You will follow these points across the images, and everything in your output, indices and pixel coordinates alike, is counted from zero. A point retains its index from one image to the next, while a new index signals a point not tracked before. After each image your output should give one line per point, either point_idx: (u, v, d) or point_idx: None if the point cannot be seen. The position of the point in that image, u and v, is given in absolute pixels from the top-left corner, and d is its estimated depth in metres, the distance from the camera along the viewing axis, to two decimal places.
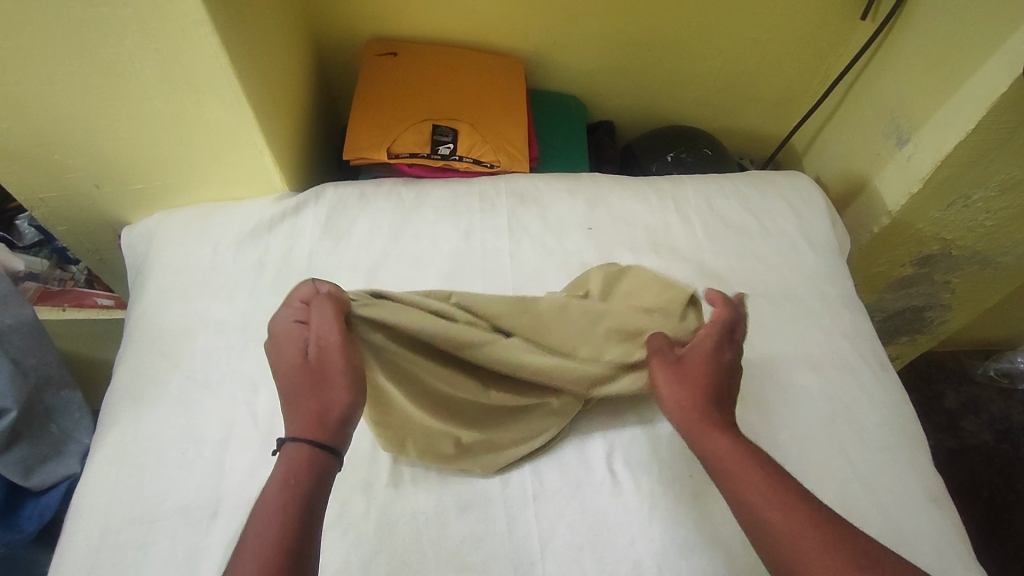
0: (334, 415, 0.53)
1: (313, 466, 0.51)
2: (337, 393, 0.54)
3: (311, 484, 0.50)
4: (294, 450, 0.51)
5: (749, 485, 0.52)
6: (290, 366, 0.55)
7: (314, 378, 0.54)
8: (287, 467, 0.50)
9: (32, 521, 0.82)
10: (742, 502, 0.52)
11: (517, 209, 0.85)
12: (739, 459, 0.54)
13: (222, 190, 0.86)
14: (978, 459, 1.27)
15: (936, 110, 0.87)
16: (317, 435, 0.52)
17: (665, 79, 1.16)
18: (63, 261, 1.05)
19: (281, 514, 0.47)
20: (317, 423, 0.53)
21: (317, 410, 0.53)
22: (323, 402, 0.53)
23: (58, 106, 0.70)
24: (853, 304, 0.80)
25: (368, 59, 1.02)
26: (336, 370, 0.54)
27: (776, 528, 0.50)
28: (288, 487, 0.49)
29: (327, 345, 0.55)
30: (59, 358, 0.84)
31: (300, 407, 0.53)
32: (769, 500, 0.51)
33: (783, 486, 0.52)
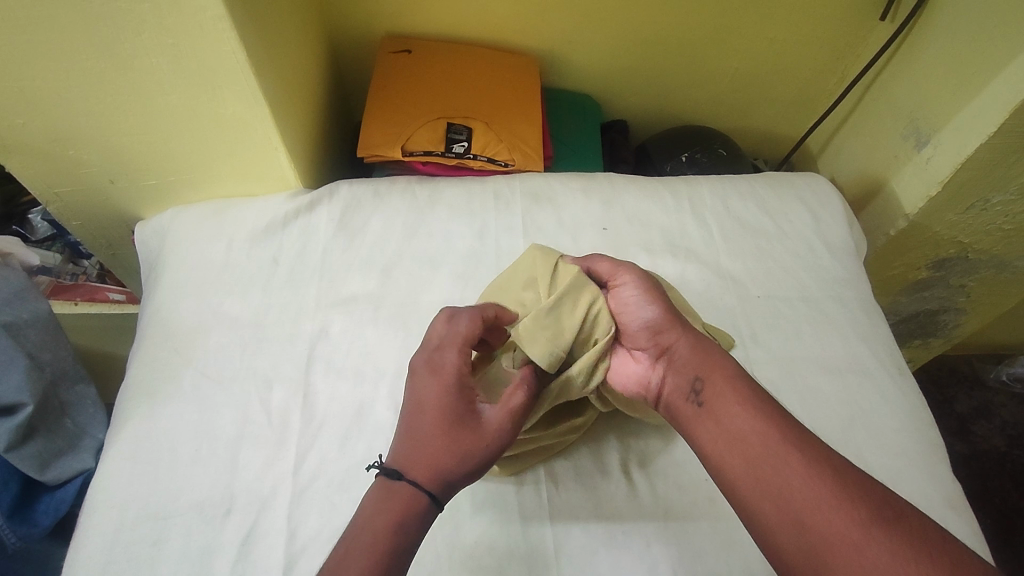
0: (453, 489, 0.54)
1: (421, 521, 0.52)
2: (469, 472, 0.54)
3: (415, 538, 0.51)
4: (411, 496, 0.52)
5: (757, 426, 0.52)
6: (449, 414, 0.55)
7: (469, 442, 0.54)
8: (400, 511, 0.51)
9: (47, 515, 0.82)
10: (745, 439, 0.52)
11: (531, 208, 0.85)
12: (746, 400, 0.54)
13: (236, 186, 0.86)
14: (989, 464, 1.26)
15: (958, 113, 0.86)
16: (435, 496, 0.53)
17: (680, 78, 1.15)
18: (76, 256, 1.06)
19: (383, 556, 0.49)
20: (438, 483, 0.53)
21: (444, 475, 0.53)
22: (453, 470, 0.53)
23: (75, 100, 0.70)
24: (871, 308, 0.80)
25: (382, 56, 1.02)
26: (484, 452, 0.54)
27: (786, 468, 0.49)
28: (396, 532, 0.50)
29: (497, 429, 0.55)
30: (73, 353, 0.85)
31: (436, 458, 0.54)
32: (778, 440, 0.50)
33: (796, 431, 0.51)
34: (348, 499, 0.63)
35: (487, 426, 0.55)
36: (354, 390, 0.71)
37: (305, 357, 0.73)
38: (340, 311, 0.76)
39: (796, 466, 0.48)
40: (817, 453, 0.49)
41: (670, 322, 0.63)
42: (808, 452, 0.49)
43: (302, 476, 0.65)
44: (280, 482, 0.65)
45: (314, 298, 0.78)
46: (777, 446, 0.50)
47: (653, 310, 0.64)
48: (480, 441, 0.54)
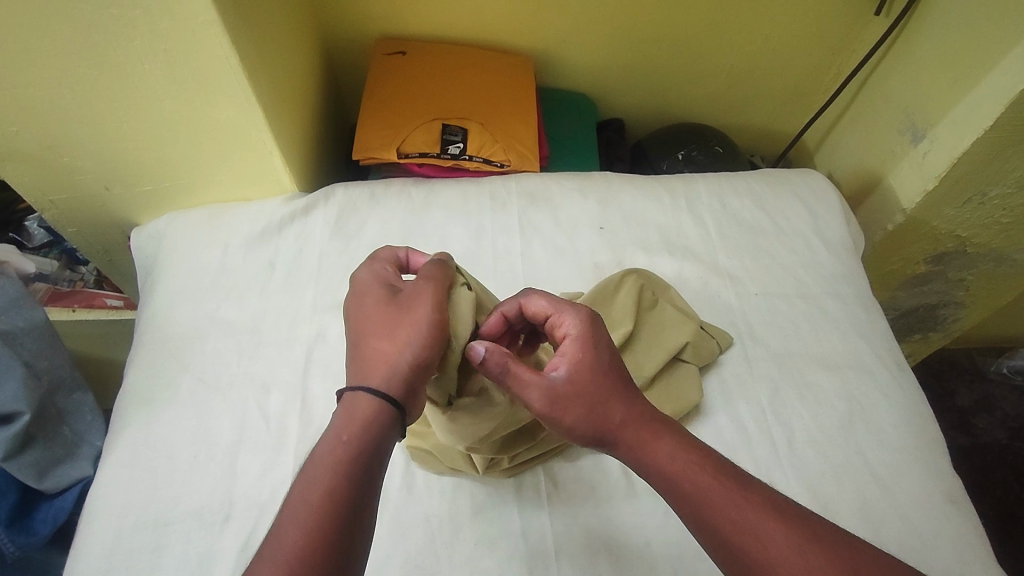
0: (406, 369, 0.52)
1: (374, 422, 0.50)
2: (413, 345, 0.53)
3: (369, 447, 0.48)
4: (361, 397, 0.51)
5: (716, 507, 0.48)
6: (372, 311, 0.56)
7: (395, 320, 0.55)
8: (346, 422, 0.49)
9: (46, 524, 0.82)
10: (711, 526, 0.48)
11: (528, 209, 0.85)
12: (699, 479, 0.49)
13: (232, 190, 0.86)
14: (990, 457, 1.26)
15: (953, 107, 0.86)
16: (386, 383, 0.51)
17: (675, 76, 1.15)
18: (74, 262, 1.06)
19: (331, 475, 0.46)
20: (387, 368, 0.52)
21: (390, 358, 0.52)
22: (395, 349, 0.53)
23: (67, 107, 0.70)
24: (869, 304, 0.79)
25: (376, 58, 1.02)
26: (419, 321, 0.54)
27: (758, 554, 0.46)
28: (341, 445, 0.48)
29: (421, 298, 0.55)
30: (70, 360, 0.84)
31: (373, 352, 0.53)
32: (739, 524, 0.47)
33: (757, 504, 0.48)
34: None
35: (409, 302, 0.56)
36: None
37: (303, 361, 0.73)
38: (337, 315, 0.76)
39: (770, 553, 0.45)
40: (784, 525, 0.46)
41: (602, 431, 0.53)
42: (775, 530, 0.46)
43: None
44: (279, 487, 0.65)
45: (311, 302, 0.77)
46: (744, 531, 0.47)
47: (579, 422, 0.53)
48: (408, 315, 0.55)
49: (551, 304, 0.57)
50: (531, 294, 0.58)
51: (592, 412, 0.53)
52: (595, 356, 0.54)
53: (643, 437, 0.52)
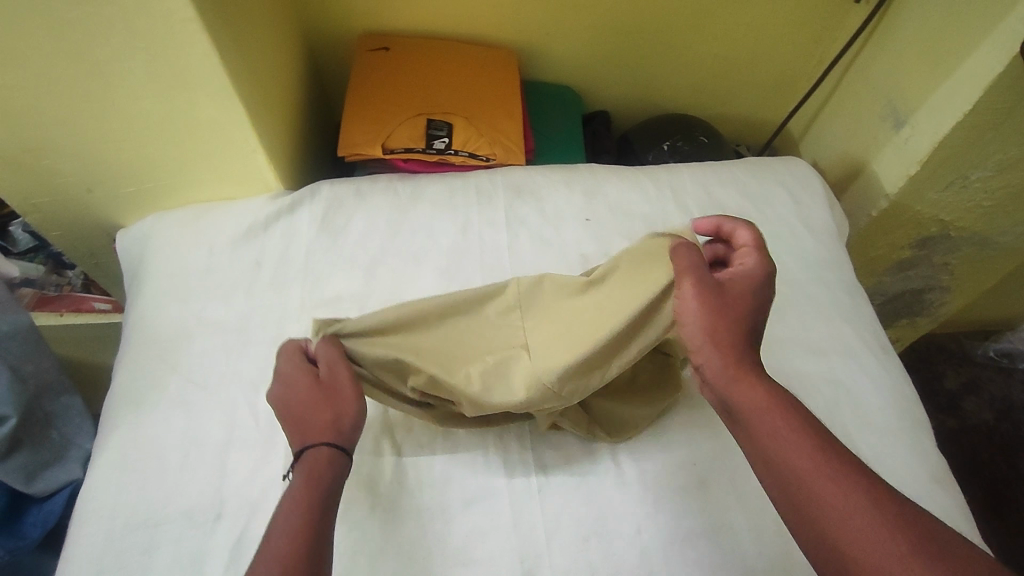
0: (350, 429, 0.57)
1: (330, 470, 0.54)
2: (351, 408, 0.58)
3: (327, 485, 0.53)
4: (312, 456, 0.54)
5: (799, 457, 0.48)
6: (302, 385, 0.59)
7: (324, 390, 0.58)
8: (310, 473, 0.53)
9: (36, 527, 0.82)
10: (789, 471, 0.48)
11: (514, 202, 0.85)
12: (788, 426, 0.49)
13: (216, 190, 0.85)
14: (979, 438, 1.27)
15: (932, 92, 0.87)
16: (337, 439, 0.55)
17: (659, 67, 1.15)
18: (60, 267, 1.06)
19: (304, 508, 0.50)
20: (332, 429, 0.56)
21: (331, 423, 0.56)
22: (336, 416, 0.57)
23: (47, 108, 0.69)
24: (854, 289, 0.80)
25: (359, 54, 1.01)
26: (347, 390, 0.58)
27: (827, 503, 0.45)
28: (309, 485, 0.52)
29: (337, 369, 0.59)
30: (57, 364, 0.83)
31: (313, 418, 0.56)
32: (816, 472, 0.47)
33: (841, 464, 0.47)
34: None
35: (335, 376, 0.59)
36: None
37: None
38: (325, 311, 0.76)
39: (837, 503, 0.45)
40: (863, 487, 0.45)
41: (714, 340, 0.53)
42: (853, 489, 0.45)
43: None
44: (270, 484, 0.65)
45: (298, 300, 0.77)
46: (819, 479, 0.46)
47: (698, 338, 0.54)
48: (337, 387, 0.58)
49: (754, 240, 0.59)
50: (739, 226, 0.61)
51: (716, 321, 0.54)
52: (747, 289, 0.56)
53: (740, 372, 0.52)
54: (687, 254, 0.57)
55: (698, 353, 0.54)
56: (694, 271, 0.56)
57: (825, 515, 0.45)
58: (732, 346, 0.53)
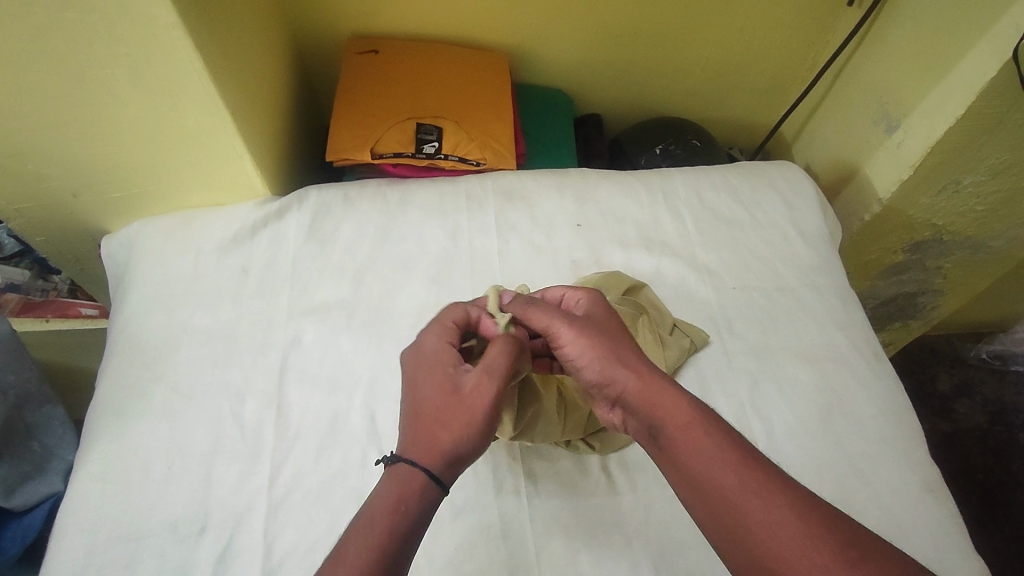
0: (456, 460, 0.53)
1: (423, 501, 0.51)
2: (469, 437, 0.54)
3: (416, 518, 0.50)
4: (408, 473, 0.52)
5: (724, 473, 0.48)
6: (438, 388, 0.56)
7: (455, 403, 0.55)
8: (400, 490, 0.51)
9: (16, 541, 0.80)
10: (716, 490, 0.48)
11: (505, 207, 0.84)
12: (708, 443, 0.50)
13: (202, 196, 0.84)
14: (971, 441, 1.27)
15: (925, 96, 0.86)
16: (438, 464, 0.53)
17: (652, 70, 1.14)
18: (45, 271, 1.02)
19: (383, 539, 0.48)
20: (438, 452, 0.53)
21: (442, 444, 0.53)
22: (451, 441, 0.53)
23: (28, 114, 0.68)
24: (847, 295, 0.80)
25: (349, 57, 1.00)
26: (475, 416, 0.54)
27: (752, 517, 0.46)
28: (398, 514, 0.50)
29: (483, 388, 0.55)
30: (39, 374, 0.81)
31: (430, 431, 0.54)
32: (740, 488, 0.47)
33: (765, 478, 0.47)
34: (326, 510, 0.63)
35: (468, 391, 0.55)
36: (327, 400, 0.69)
37: (277, 368, 0.72)
38: (313, 319, 0.75)
39: (763, 518, 0.46)
40: (787, 499, 0.46)
41: (612, 369, 0.55)
42: (781, 501, 0.46)
43: (277, 490, 0.64)
44: (256, 497, 0.64)
45: (286, 307, 0.76)
46: (745, 495, 0.47)
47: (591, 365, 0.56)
48: (468, 409, 0.55)
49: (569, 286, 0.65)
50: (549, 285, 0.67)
51: (601, 349, 0.56)
52: (611, 321, 0.60)
53: (653, 392, 0.54)
54: (521, 299, 0.61)
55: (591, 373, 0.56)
56: (562, 314, 0.59)
57: (753, 529, 0.46)
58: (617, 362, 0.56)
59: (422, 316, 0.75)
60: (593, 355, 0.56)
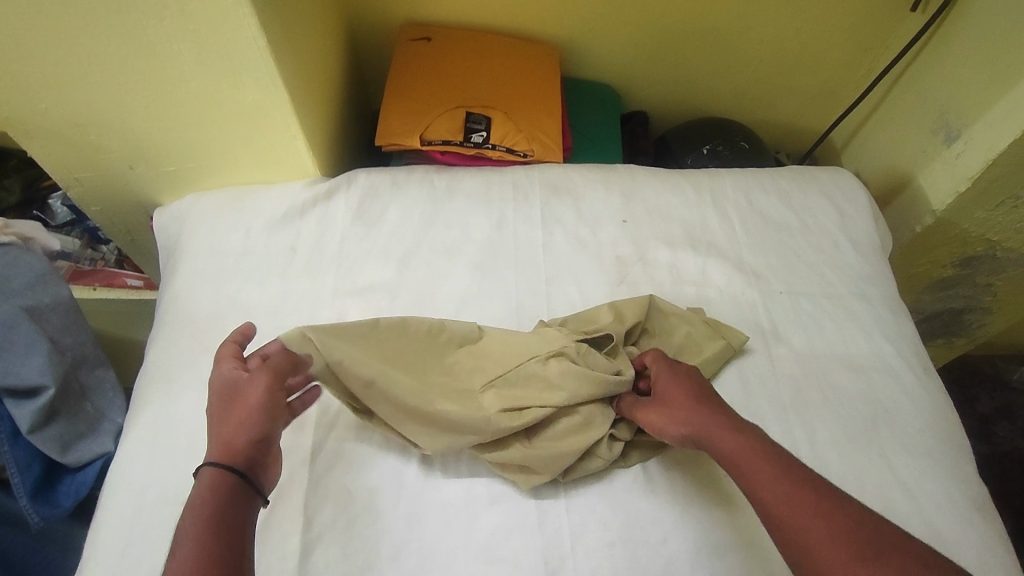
0: (243, 442, 0.54)
1: (229, 489, 0.51)
2: (251, 420, 0.55)
3: (223, 500, 0.51)
4: (207, 477, 0.52)
5: (778, 495, 0.51)
6: (213, 404, 0.57)
7: (229, 403, 0.56)
8: (200, 494, 0.51)
9: (69, 496, 0.81)
10: (771, 513, 0.51)
11: (550, 200, 0.84)
12: (757, 466, 0.53)
13: (254, 173, 0.86)
14: (1011, 466, 1.23)
15: (991, 106, 0.84)
16: (232, 460, 0.53)
17: (702, 69, 1.13)
18: (95, 241, 1.07)
19: (196, 530, 0.48)
20: (225, 450, 0.53)
21: (227, 439, 0.54)
22: (233, 430, 0.54)
23: (96, 84, 0.70)
24: (897, 306, 0.78)
25: (401, 44, 1.01)
26: (251, 407, 0.56)
27: (789, 525, 0.49)
28: (192, 509, 0.50)
29: (254, 380, 0.57)
30: (93, 339, 0.85)
31: (215, 438, 0.55)
32: (777, 499, 0.51)
33: (820, 495, 0.50)
34: (364, 486, 0.62)
35: (248, 391, 0.57)
36: None
37: None
38: (358, 299, 0.76)
39: (801, 527, 0.49)
40: (817, 508, 0.49)
41: (665, 420, 0.60)
42: (832, 517, 0.48)
43: None
44: None
45: (331, 287, 0.77)
46: (799, 515, 0.49)
47: (650, 414, 0.62)
48: (246, 400, 0.56)
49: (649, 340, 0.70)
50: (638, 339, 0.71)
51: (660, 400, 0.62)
52: (675, 368, 0.64)
53: (706, 428, 0.58)
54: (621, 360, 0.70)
55: (646, 416, 0.62)
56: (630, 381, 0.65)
57: (793, 541, 0.49)
58: (671, 402, 0.61)
59: (464, 303, 0.76)
60: (661, 416, 0.61)
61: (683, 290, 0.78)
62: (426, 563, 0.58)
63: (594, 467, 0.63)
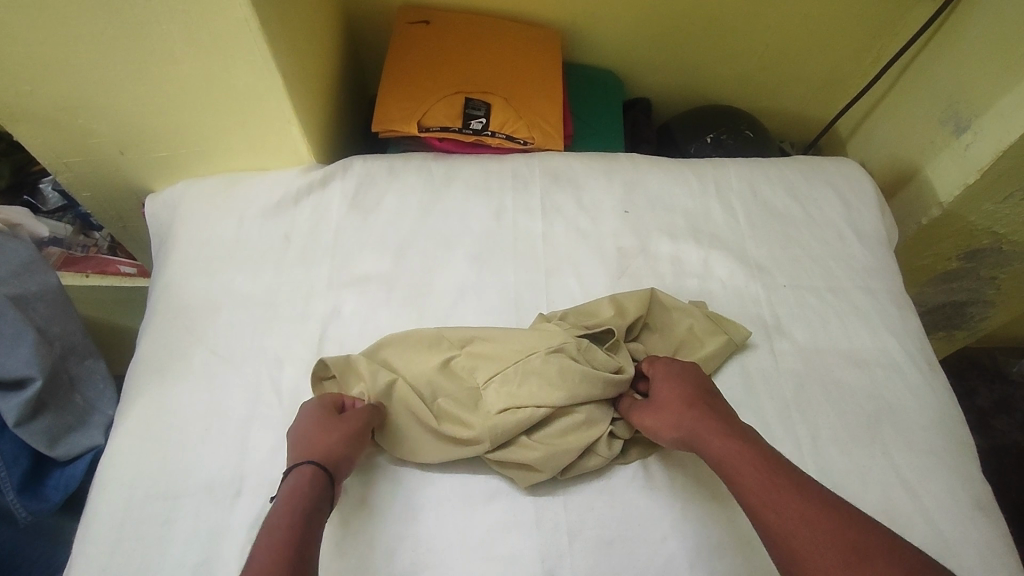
0: (339, 455, 0.57)
1: (319, 490, 0.53)
2: (347, 438, 0.58)
3: (315, 500, 0.53)
4: (303, 475, 0.54)
5: (763, 498, 0.50)
6: (311, 416, 0.61)
7: (330, 420, 0.60)
8: (292, 489, 0.53)
9: (58, 491, 0.80)
10: (756, 516, 0.50)
11: (551, 189, 0.82)
12: (745, 469, 0.52)
13: (247, 159, 0.84)
14: (1008, 459, 1.23)
15: (1002, 96, 0.82)
16: (327, 462, 0.56)
17: (707, 55, 1.10)
18: (87, 228, 1.06)
19: (289, 520, 0.50)
20: (324, 453, 0.57)
21: (326, 448, 0.57)
22: (332, 441, 0.58)
23: (83, 67, 0.68)
24: (902, 301, 0.77)
25: (399, 27, 0.99)
26: (350, 426, 0.59)
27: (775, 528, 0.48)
28: (291, 500, 0.52)
29: (357, 408, 0.61)
30: (83, 329, 0.84)
31: (309, 444, 0.58)
32: (765, 502, 0.50)
33: (807, 499, 0.49)
34: (358, 482, 0.61)
35: (349, 414, 0.60)
36: None
37: (316, 337, 0.72)
38: (354, 290, 0.75)
39: (788, 530, 0.48)
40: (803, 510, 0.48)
41: (660, 422, 0.60)
42: (818, 521, 0.47)
43: None
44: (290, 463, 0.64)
45: (326, 277, 0.76)
46: (784, 519, 0.48)
47: (643, 416, 0.62)
48: (347, 421, 0.60)
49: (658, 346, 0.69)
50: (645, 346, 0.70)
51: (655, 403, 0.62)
52: (673, 371, 0.64)
53: (698, 431, 0.57)
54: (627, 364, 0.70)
55: (640, 418, 0.62)
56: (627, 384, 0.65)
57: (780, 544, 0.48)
58: (665, 404, 0.61)
59: (462, 295, 0.74)
60: (653, 417, 0.61)
61: (685, 283, 0.76)
62: (421, 561, 0.57)
63: (593, 464, 0.62)
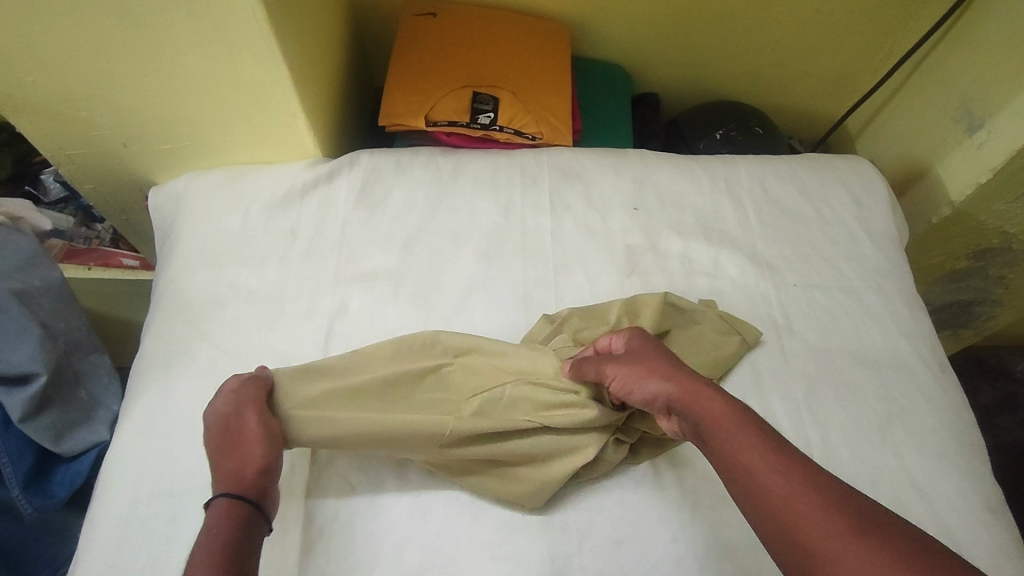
0: (254, 474, 0.54)
1: (243, 518, 0.51)
2: (258, 453, 0.56)
3: (238, 532, 0.50)
4: (222, 507, 0.51)
5: (766, 466, 0.45)
6: (211, 439, 0.57)
7: (230, 437, 0.56)
8: (213, 525, 0.50)
9: (63, 486, 0.79)
10: (755, 486, 0.45)
11: (559, 185, 0.81)
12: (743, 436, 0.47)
13: (252, 153, 0.82)
14: (1011, 458, 1.23)
15: (1017, 94, 0.81)
16: (244, 489, 0.53)
17: (716, 50, 1.09)
18: (89, 220, 1.04)
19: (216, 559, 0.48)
20: (237, 479, 0.54)
21: (236, 471, 0.54)
22: (241, 463, 0.55)
23: (86, 57, 0.67)
24: (913, 301, 0.76)
25: (406, 19, 0.97)
26: (254, 438, 0.56)
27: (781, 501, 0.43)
28: (209, 537, 0.49)
29: (252, 416, 0.57)
30: (87, 324, 0.84)
31: (219, 470, 0.54)
32: (769, 474, 0.44)
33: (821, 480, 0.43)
34: (366, 481, 0.61)
35: (248, 428, 0.57)
36: None
37: (323, 334, 0.71)
38: (361, 286, 0.74)
39: (796, 505, 0.42)
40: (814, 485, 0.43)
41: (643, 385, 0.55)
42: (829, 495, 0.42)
43: None
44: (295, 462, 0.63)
45: (333, 274, 0.75)
46: (794, 493, 0.43)
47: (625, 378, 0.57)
48: (248, 436, 0.57)
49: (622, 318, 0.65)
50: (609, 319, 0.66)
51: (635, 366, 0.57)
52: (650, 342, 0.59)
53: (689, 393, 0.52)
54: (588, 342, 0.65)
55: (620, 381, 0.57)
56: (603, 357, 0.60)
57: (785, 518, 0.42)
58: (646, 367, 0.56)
59: (470, 292, 0.73)
60: (636, 377, 0.56)
61: (695, 281, 0.76)
62: (429, 560, 0.57)
63: (601, 470, 0.62)
